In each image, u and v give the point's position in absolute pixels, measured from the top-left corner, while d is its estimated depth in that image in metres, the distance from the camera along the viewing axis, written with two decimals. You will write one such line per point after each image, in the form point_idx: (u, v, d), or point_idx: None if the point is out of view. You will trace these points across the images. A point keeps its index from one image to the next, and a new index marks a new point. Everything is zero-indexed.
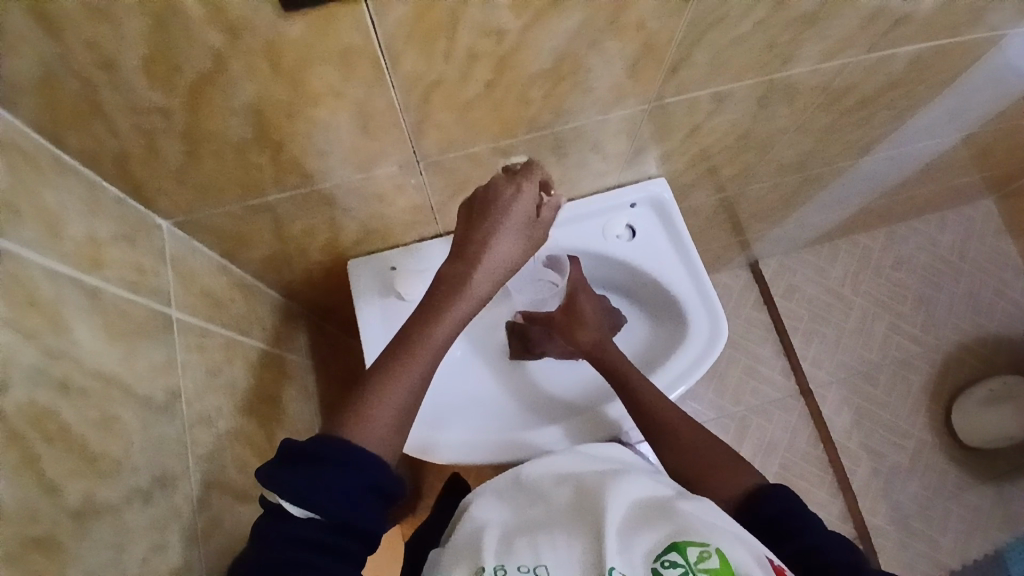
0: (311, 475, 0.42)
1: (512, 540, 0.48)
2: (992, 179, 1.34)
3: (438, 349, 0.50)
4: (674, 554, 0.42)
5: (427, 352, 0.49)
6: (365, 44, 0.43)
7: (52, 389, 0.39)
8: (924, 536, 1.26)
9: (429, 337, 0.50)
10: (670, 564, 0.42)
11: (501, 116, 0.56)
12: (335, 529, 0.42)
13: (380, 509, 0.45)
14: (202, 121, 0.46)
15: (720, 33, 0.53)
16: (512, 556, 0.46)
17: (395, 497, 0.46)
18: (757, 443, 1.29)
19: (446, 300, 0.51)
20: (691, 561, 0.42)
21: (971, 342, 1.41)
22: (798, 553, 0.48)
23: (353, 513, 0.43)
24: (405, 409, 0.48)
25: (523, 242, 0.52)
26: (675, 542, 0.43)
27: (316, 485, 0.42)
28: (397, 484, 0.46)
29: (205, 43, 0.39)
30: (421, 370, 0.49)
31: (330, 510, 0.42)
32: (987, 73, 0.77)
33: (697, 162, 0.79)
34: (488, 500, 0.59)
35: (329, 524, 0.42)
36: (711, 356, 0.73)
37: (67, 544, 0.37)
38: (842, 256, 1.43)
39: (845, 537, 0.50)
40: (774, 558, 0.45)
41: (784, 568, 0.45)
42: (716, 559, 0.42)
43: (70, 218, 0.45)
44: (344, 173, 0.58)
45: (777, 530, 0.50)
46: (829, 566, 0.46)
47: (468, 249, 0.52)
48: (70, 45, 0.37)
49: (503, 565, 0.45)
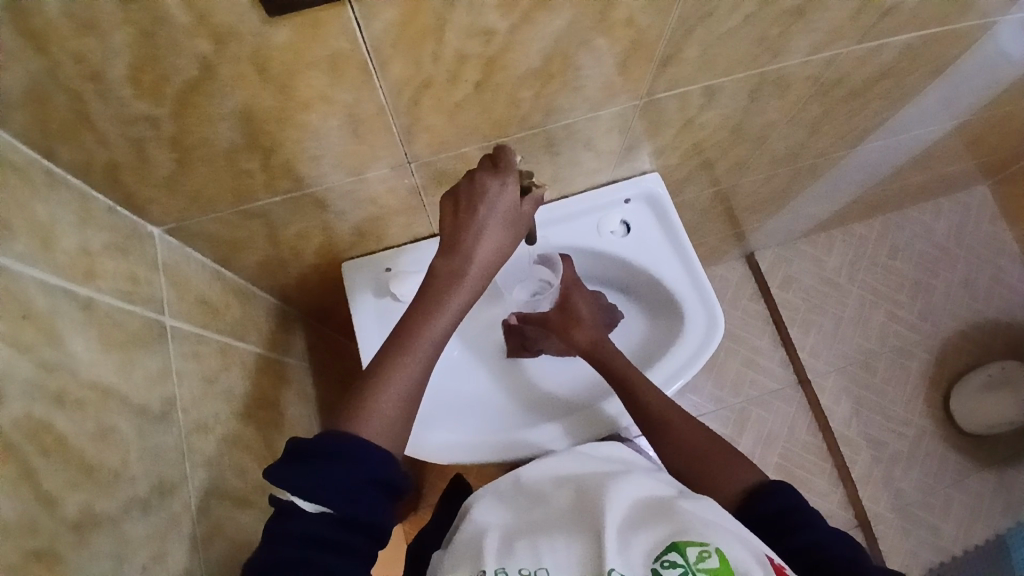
0: (318, 468, 0.43)
1: (512, 543, 0.48)
2: (987, 166, 1.35)
3: (425, 358, 0.50)
4: (674, 555, 0.42)
5: (413, 364, 0.49)
6: (352, 49, 0.43)
7: (48, 401, 0.39)
8: (926, 522, 1.26)
9: (415, 347, 0.49)
10: (670, 564, 0.42)
11: (492, 117, 0.56)
12: (346, 523, 0.43)
13: (388, 501, 0.45)
14: (191, 129, 0.46)
15: (710, 27, 0.53)
16: (512, 558, 0.46)
17: (402, 489, 0.46)
18: (757, 434, 1.29)
19: (430, 307, 0.50)
20: (691, 561, 0.42)
21: (968, 328, 1.41)
22: (797, 549, 0.48)
23: (357, 508, 0.43)
24: (397, 421, 0.47)
25: (507, 238, 0.52)
26: (675, 542, 0.43)
27: (324, 477, 0.42)
28: (403, 477, 0.46)
29: (193, 52, 0.39)
30: (408, 379, 0.48)
31: (341, 503, 0.42)
32: (980, 60, 0.77)
33: (691, 156, 0.79)
34: (489, 502, 0.59)
35: (340, 519, 0.42)
36: (708, 350, 0.74)
37: (68, 556, 0.37)
38: (837, 245, 1.44)
39: (845, 533, 0.50)
40: (774, 557, 0.45)
41: (784, 567, 0.45)
42: (716, 558, 0.42)
43: (61, 229, 0.45)
44: (335, 177, 0.58)
45: (777, 526, 0.50)
46: (829, 563, 0.46)
47: (450, 254, 0.51)
48: (56, 57, 0.37)
49: (503, 568, 0.45)
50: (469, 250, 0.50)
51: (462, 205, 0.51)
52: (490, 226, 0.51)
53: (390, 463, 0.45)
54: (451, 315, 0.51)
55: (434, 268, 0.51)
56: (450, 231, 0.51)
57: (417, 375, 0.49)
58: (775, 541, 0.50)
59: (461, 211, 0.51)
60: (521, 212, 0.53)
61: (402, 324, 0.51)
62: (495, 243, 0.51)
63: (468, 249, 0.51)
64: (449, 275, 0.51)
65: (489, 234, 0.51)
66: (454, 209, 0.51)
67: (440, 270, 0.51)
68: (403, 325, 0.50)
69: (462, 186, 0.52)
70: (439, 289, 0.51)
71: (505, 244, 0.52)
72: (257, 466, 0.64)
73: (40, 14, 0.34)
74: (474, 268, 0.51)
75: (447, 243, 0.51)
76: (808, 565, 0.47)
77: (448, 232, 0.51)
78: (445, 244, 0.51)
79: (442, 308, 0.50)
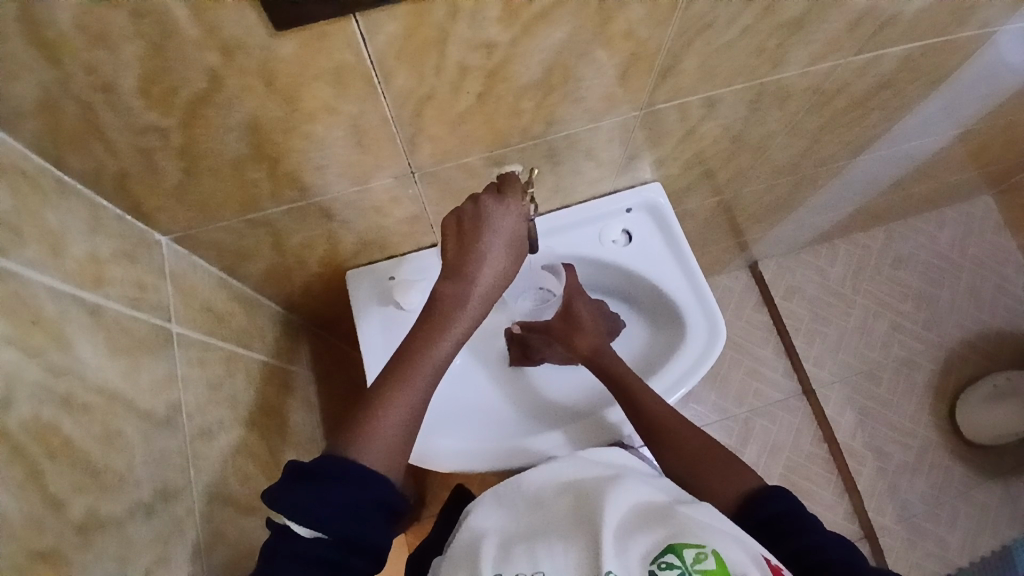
0: (315, 493, 0.43)
1: (511, 548, 0.48)
2: (991, 175, 1.35)
3: (427, 381, 0.50)
4: (671, 556, 0.42)
5: (417, 386, 0.50)
6: (356, 61, 0.43)
7: (54, 405, 0.40)
8: (933, 534, 1.25)
9: (418, 369, 0.50)
10: (667, 565, 0.42)
11: (493, 127, 0.57)
12: (341, 547, 0.42)
13: (385, 525, 0.45)
14: (200, 139, 0.47)
15: (709, 39, 0.54)
16: (510, 563, 0.46)
17: (400, 514, 0.47)
18: (762, 444, 1.29)
19: (433, 331, 0.51)
20: (688, 562, 0.41)
21: (974, 338, 1.40)
22: (795, 551, 0.48)
23: (359, 531, 0.43)
24: (399, 444, 0.48)
25: (508, 261, 0.53)
26: (672, 544, 0.43)
27: (320, 501, 0.42)
28: (402, 500, 0.47)
29: (202, 65, 0.40)
30: (410, 402, 0.49)
31: (336, 526, 0.42)
32: (980, 70, 0.78)
33: (692, 166, 0.80)
34: (488, 505, 0.59)
35: (335, 542, 0.42)
36: (711, 358, 0.74)
37: (72, 558, 0.38)
38: (841, 256, 1.44)
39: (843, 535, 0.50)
40: (772, 557, 0.45)
41: (781, 566, 0.45)
42: (712, 560, 0.41)
43: (70, 237, 0.46)
44: (341, 186, 0.59)
45: (776, 529, 0.51)
46: (827, 565, 0.46)
47: (455, 278, 0.52)
48: (67, 69, 0.38)
49: (501, 573, 0.46)
50: (473, 275, 0.52)
51: (466, 229, 0.53)
52: (493, 250, 0.52)
53: (390, 485, 0.46)
54: (454, 339, 0.52)
55: (437, 291, 0.52)
56: (454, 255, 0.53)
57: (418, 397, 0.50)
58: (772, 546, 0.50)
59: (464, 235, 0.53)
60: (518, 235, 0.55)
61: (406, 345, 0.51)
62: (498, 267, 0.53)
63: (472, 275, 0.52)
64: (453, 299, 0.52)
65: (492, 259, 0.52)
66: (458, 233, 0.53)
67: (444, 293, 0.52)
68: (406, 347, 0.51)
69: (467, 209, 0.53)
70: (443, 312, 0.51)
71: (507, 266, 0.54)
72: (260, 473, 0.64)
73: (52, 26, 0.35)
74: (477, 294, 0.52)
75: (450, 266, 0.53)
76: (806, 566, 0.47)
77: (452, 259, 0.53)
78: (450, 268, 0.53)
79: (445, 332, 0.51)
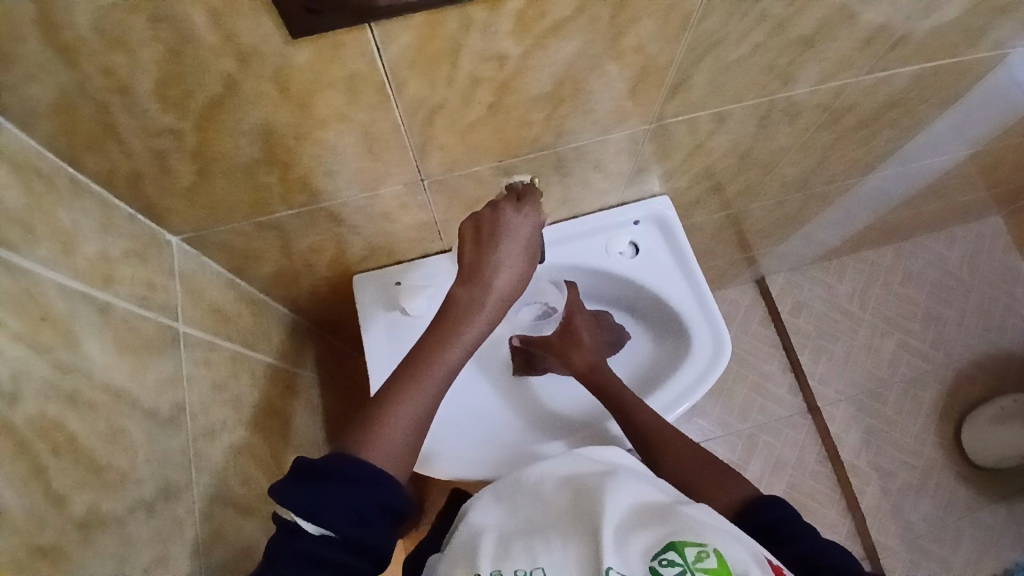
0: (324, 491, 0.43)
1: (510, 544, 0.47)
2: (1001, 196, 1.34)
3: (438, 385, 0.50)
4: (672, 554, 0.41)
5: (428, 388, 0.50)
6: (369, 70, 0.44)
7: (62, 402, 0.40)
8: (936, 556, 1.24)
9: (431, 371, 0.50)
10: (668, 562, 0.41)
11: (503, 138, 0.57)
12: (345, 546, 0.42)
13: (391, 527, 0.45)
14: (213, 142, 0.47)
15: (720, 55, 0.54)
16: (509, 559, 0.45)
17: (405, 515, 0.47)
18: (765, 460, 1.28)
19: (447, 334, 0.51)
20: (689, 561, 0.41)
21: (981, 359, 1.39)
22: (796, 558, 0.47)
23: (360, 530, 0.43)
24: (406, 446, 0.48)
25: (521, 267, 0.54)
26: (673, 541, 0.42)
27: (328, 500, 0.42)
28: (406, 502, 0.47)
29: (217, 70, 0.41)
30: (421, 404, 0.49)
31: (343, 525, 0.42)
32: (991, 90, 0.77)
33: (700, 180, 0.80)
34: (487, 502, 0.57)
35: (341, 541, 0.42)
36: (713, 374, 0.74)
37: (72, 554, 0.38)
38: (850, 272, 1.43)
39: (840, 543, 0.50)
40: (772, 557, 0.45)
41: (781, 567, 0.44)
42: (714, 559, 0.41)
43: (82, 235, 0.47)
44: (351, 192, 0.59)
45: (774, 535, 0.50)
46: (827, 569, 0.46)
47: (471, 284, 0.52)
48: (84, 71, 0.38)
49: (500, 569, 0.45)
50: (488, 283, 0.52)
51: (484, 235, 0.54)
52: (508, 259, 0.53)
53: (395, 487, 0.46)
54: (465, 345, 0.51)
55: (452, 296, 0.53)
56: (470, 260, 0.54)
57: (428, 400, 0.50)
58: (772, 551, 0.49)
59: (482, 240, 0.54)
60: (530, 243, 0.56)
61: (420, 348, 0.52)
62: (513, 274, 0.53)
63: (487, 281, 0.52)
64: (467, 306, 0.52)
65: (507, 266, 0.53)
66: (475, 237, 0.54)
67: (458, 299, 0.52)
68: (419, 349, 0.51)
69: (486, 216, 0.55)
70: (456, 317, 0.52)
71: (521, 276, 0.54)
72: (261, 474, 0.64)
73: (71, 29, 0.36)
74: (491, 300, 0.52)
75: (466, 272, 0.53)
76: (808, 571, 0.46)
77: (468, 264, 0.54)
78: (465, 274, 0.53)
79: (458, 336, 0.51)
